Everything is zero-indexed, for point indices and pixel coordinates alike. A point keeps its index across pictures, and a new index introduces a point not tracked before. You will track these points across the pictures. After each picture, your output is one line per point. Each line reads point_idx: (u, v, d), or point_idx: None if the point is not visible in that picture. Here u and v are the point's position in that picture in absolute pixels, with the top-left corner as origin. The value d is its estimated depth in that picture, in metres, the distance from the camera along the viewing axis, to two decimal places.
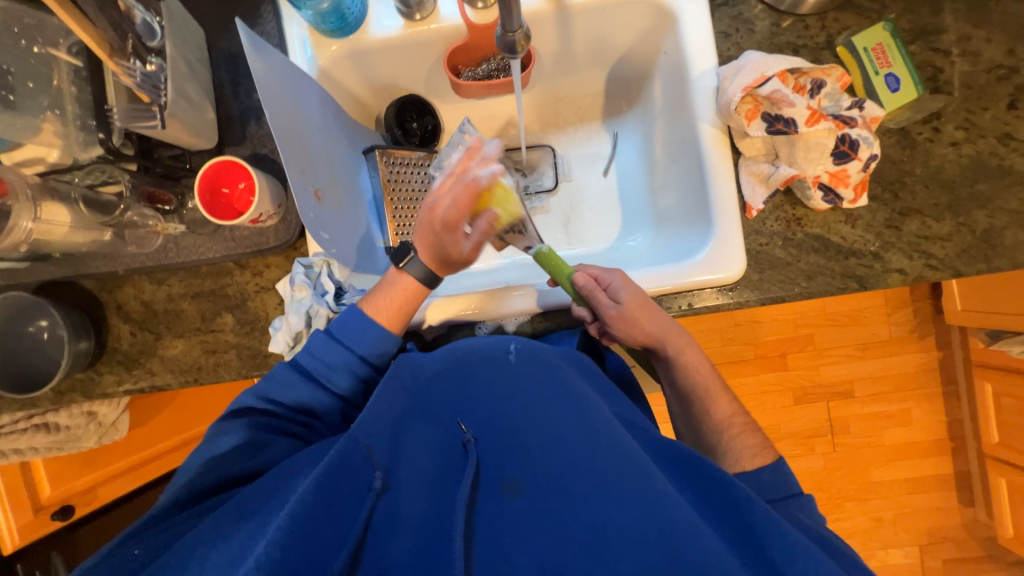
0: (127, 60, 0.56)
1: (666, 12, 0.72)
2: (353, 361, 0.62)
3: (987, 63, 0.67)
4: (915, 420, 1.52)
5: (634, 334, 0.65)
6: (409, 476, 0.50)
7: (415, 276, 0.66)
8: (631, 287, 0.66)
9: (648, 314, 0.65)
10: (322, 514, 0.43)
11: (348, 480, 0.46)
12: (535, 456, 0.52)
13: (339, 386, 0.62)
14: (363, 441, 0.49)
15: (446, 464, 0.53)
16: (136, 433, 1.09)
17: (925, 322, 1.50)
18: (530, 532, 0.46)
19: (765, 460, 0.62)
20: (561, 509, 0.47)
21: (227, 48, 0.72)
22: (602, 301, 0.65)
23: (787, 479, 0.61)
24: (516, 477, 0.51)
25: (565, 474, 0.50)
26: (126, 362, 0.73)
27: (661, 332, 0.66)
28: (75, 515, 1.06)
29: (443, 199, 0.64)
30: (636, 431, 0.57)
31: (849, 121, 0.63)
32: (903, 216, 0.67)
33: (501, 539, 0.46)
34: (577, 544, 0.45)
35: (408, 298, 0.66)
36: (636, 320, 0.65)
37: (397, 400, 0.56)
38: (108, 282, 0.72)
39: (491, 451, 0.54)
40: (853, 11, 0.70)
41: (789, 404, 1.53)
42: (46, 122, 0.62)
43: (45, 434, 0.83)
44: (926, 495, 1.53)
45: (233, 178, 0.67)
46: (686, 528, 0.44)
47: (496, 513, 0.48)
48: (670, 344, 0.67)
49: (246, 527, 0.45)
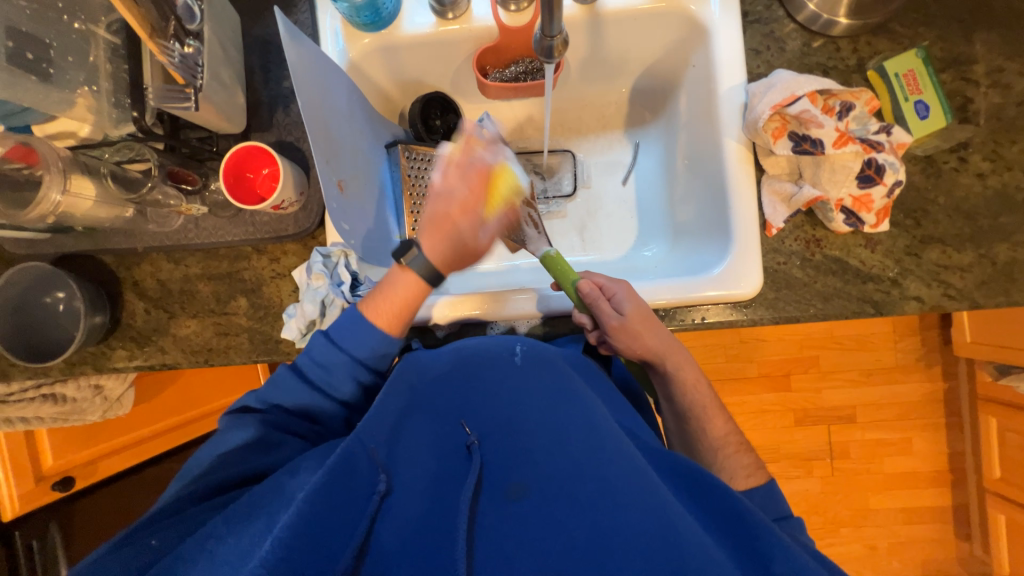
0: (167, 41, 0.56)
1: (698, 25, 0.72)
2: (364, 358, 0.62)
3: (1018, 96, 0.67)
4: (916, 449, 1.51)
5: (633, 346, 0.65)
6: (412, 479, 0.50)
7: (417, 273, 0.63)
8: (635, 300, 0.66)
9: (650, 328, 0.65)
10: (326, 515, 0.43)
11: (352, 479, 0.46)
12: (538, 462, 0.52)
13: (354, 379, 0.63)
14: (367, 442, 0.49)
15: (449, 466, 0.52)
16: (139, 411, 1.10)
17: (933, 352, 1.49)
18: (534, 540, 0.46)
19: (758, 481, 0.63)
20: (564, 515, 0.47)
21: (260, 35, 0.72)
22: (605, 310, 0.64)
23: (775, 499, 0.61)
24: (519, 480, 0.51)
25: (569, 482, 0.49)
26: (138, 339, 0.73)
27: (662, 347, 0.65)
28: (75, 487, 1.07)
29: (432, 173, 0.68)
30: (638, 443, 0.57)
31: (876, 145, 0.63)
32: (924, 244, 0.67)
33: (502, 542, 0.46)
34: (580, 551, 0.45)
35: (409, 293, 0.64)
36: (638, 333, 0.64)
37: (401, 396, 0.56)
38: (127, 258, 0.73)
39: (494, 454, 0.54)
40: (885, 36, 0.70)
41: (790, 425, 1.52)
42: (81, 97, 0.63)
43: (52, 404, 0.84)
44: (923, 525, 1.51)
45: (257, 163, 0.68)
46: (688, 536, 0.43)
47: (499, 518, 0.48)
48: (668, 360, 0.66)
49: (253, 527, 0.45)
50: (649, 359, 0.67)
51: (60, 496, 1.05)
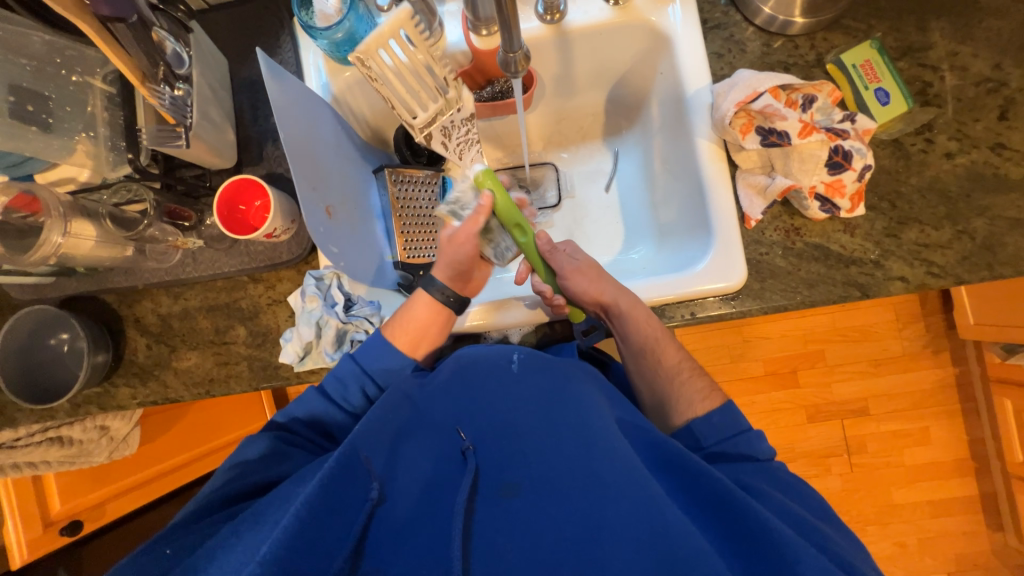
0: (157, 85, 0.60)
1: (660, 35, 0.76)
2: (368, 371, 0.63)
3: (975, 77, 0.70)
4: (934, 438, 1.48)
5: (587, 291, 0.68)
6: (410, 486, 0.52)
7: (433, 296, 0.67)
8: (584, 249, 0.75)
9: (602, 276, 0.69)
10: (320, 520, 0.45)
11: (346, 485, 0.48)
12: (532, 460, 0.53)
13: (362, 374, 0.63)
14: (360, 449, 0.51)
15: (446, 471, 0.53)
16: (146, 451, 1.10)
17: (938, 337, 1.48)
18: (527, 535, 0.48)
19: (714, 403, 0.64)
20: (557, 510, 0.49)
21: (248, 76, 0.76)
22: (561, 257, 0.70)
23: (735, 417, 0.62)
24: (513, 479, 0.52)
25: (561, 479, 0.51)
26: (141, 374, 0.75)
27: (616, 293, 0.67)
28: (83, 531, 1.06)
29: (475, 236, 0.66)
30: (638, 431, 0.56)
31: (841, 133, 0.65)
32: (901, 224, 0.68)
33: (496, 538, 0.48)
34: (572, 545, 0.47)
35: (429, 322, 0.67)
36: (591, 277, 0.68)
37: (399, 409, 0.57)
38: (128, 296, 0.75)
39: (490, 456, 0.54)
40: (841, 31, 0.73)
41: (802, 422, 1.50)
42: (80, 143, 0.67)
43: (59, 448, 0.85)
44: (951, 518, 1.47)
45: (250, 196, 0.71)
46: (678, 530, 0.46)
47: (494, 516, 0.50)
48: (622, 304, 0.67)
49: (259, 530, 0.47)
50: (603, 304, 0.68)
51: (70, 540, 1.04)
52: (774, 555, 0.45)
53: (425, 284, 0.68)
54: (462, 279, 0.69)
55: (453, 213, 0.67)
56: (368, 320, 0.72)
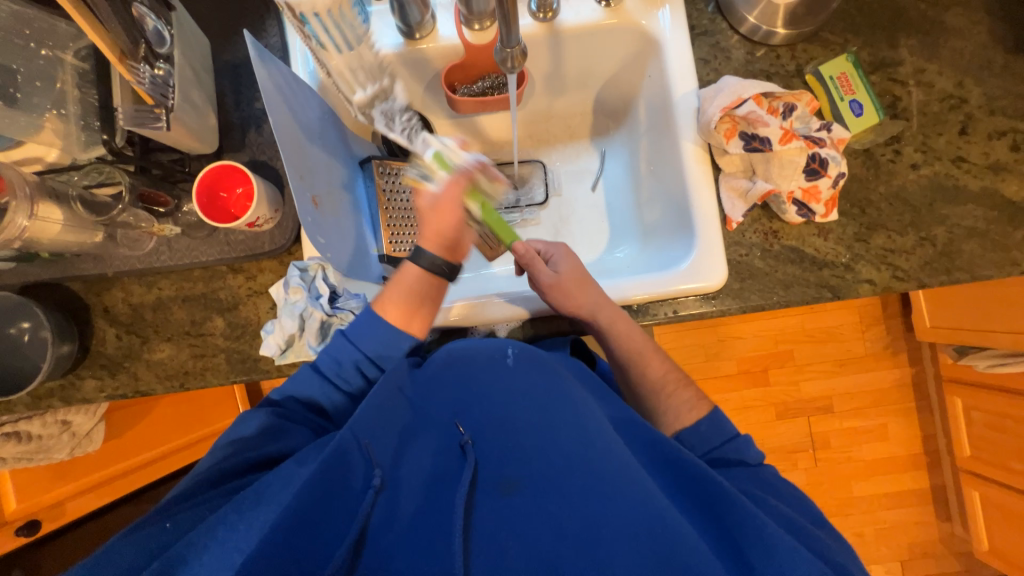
0: (137, 63, 0.57)
1: (651, 39, 0.77)
2: (356, 362, 0.61)
3: (939, 93, 0.74)
4: (891, 434, 1.57)
5: (565, 305, 0.69)
6: (409, 479, 0.52)
7: (422, 267, 0.64)
8: (570, 258, 0.73)
9: (582, 288, 0.69)
10: (320, 509, 0.46)
11: (346, 474, 0.49)
12: (532, 457, 0.54)
13: (356, 352, 0.60)
14: (360, 437, 0.51)
15: (445, 465, 0.54)
16: (109, 447, 1.05)
17: (897, 339, 1.56)
18: (527, 531, 0.49)
19: (701, 413, 0.65)
20: (555, 506, 0.51)
21: (230, 59, 0.74)
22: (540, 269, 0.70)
23: (722, 425, 0.64)
24: (511, 475, 0.53)
25: (560, 475, 0.52)
26: (109, 366, 0.71)
27: (593, 308, 0.68)
28: (42, 530, 1.03)
29: (456, 200, 0.65)
30: (634, 428, 0.58)
31: (818, 141, 0.68)
32: (870, 230, 0.72)
33: (498, 533, 0.49)
34: (570, 540, 0.48)
35: (420, 294, 0.64)
36: (569, 291, 0.68)
37: (394, 402, 0.56)
38: (96, 284, 0.72)
39: (489, 451, 0.55)
40: (819, 43, 0.76)
41: (771, 419, 1.56)
42: (48, 121, 0.64)
43: (16, 444, 0.79)
44: (905, 509, 1.56)
45: (231, 182, 0.68)
46: (675, 528, 0.48)
47: (494, 511, 0.51)
48: (599, 318, 0.68)
49: (262, 513, 0.47)
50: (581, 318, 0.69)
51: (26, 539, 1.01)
52: (763, 549, 0.48)
53: (412, 252, 0.65)
54: (453, 247, 0.66)
55: (423, 177, 0.69)
56: (353, 313, 0.70)
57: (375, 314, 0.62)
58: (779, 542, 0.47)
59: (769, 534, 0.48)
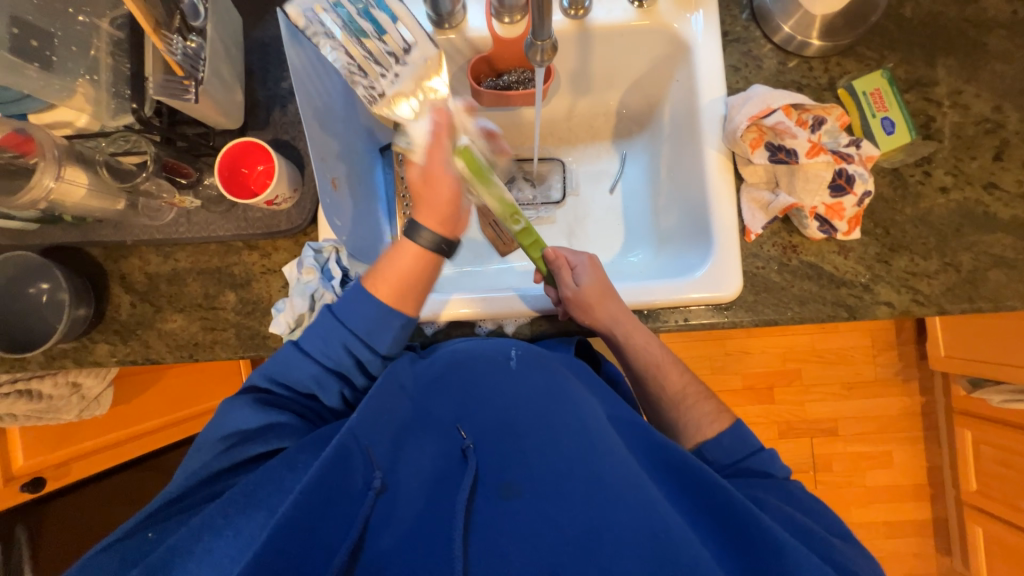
0: (170, 35, 0.59)
1: (682, 42, 0.76)
2: (354, 351, 0.59)
3: (975, 116, 0.72)
4: (896, 463, 1.54)
5: (584, 318, 0.68)
6: (410, 482, 0.52)
7: (421, 244, 0.60)
8: (597, 268, 0.70)
9: (603, 303, 0.67)
10: (320, 510, 0.45)
11: (347, 475, 0.48)
12: (534, 463, 0.54)
13: (344, 330, 0.58)
14: (361, 438, 0.51)
15: (447, 469, 0.54)
16: (116, 413, 1.07)
17: (910, 366, 1.53)
18: (529, 536, 0.49)
19: (723, 425, 0.64)
20: (556, 512, 0.50)
21: (261, 37, 0.74)
22: (564, 280, 0.69)
23: (739, 435, 0.62)
24: (513, 479, 0.53)
25: (561, 481, 0.52)
26: (122, 333, 0.73)
27: (609, 323, 0.67)
28: (46, 489, 1.02)
29: (445, 163, 0.61)
30: (638, 433, 0.57)
31: (846, 157, 0.67)
32: (892, 251, 0.70)
33: (497, 538, 0.49)
34: (572, 548, 0.48)
35: (416, 270, 0.60)
36: (589, 305, 0.67)
37: (397, 403, 0.57)
38: (115, 251, 0.73)
39: (491, 455, 0.55)
40: (854, 58, 0.75)
41: (774, 437, 1.54)
42: (80, 86, 0.64)
43: (27, 402, 0.81)
44: (904, 539, 1.53)
45: (253, 159, 0.69)
46: (678, 534, 0.47)
47: (496, 515, 0.51)
48: (614, 331, 0.68)
49: (254, 519, 0.48)
50: (597, 330, 0.69)
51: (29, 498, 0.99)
52: (773, 563, 0.47)
53: (408, 230, 0.61)
54: (450, 223, 0.61)
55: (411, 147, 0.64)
56: None
57: (365, 288, 0.59)
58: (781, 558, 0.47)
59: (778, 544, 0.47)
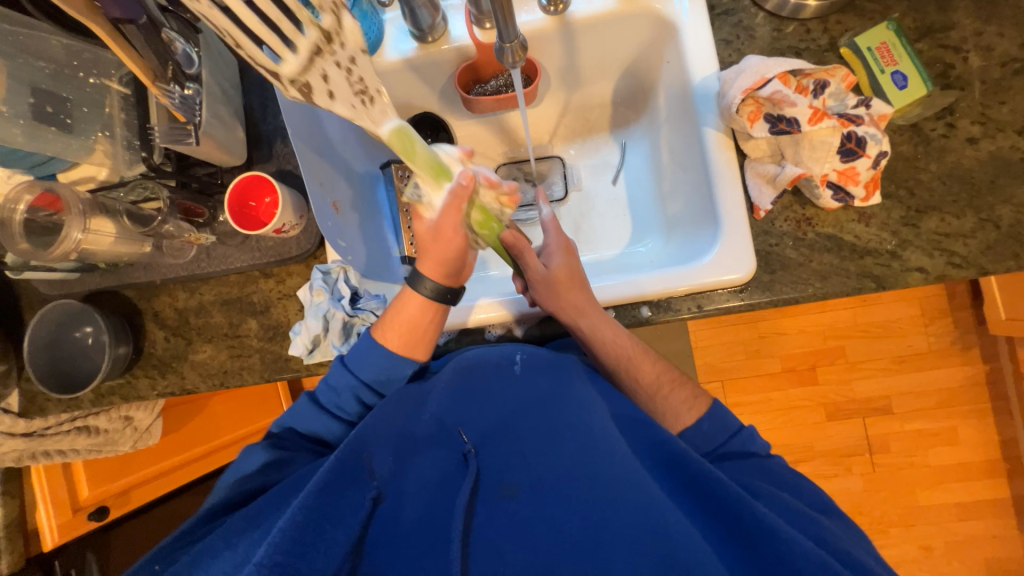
0: (167, 84, 0.62)
1: (666, 23, 0.74)
2: (355, 389, 0.61)
3: (1001, 57, 0.66)
4: (962, 439, 1.42)
5: (551, 302, 0.66)
6: (410, 487, 0.54)
7: (426, 295, 0.62)
8: (569, 256, 0.70)
9: (570, 287, 0.66)
10: (321, 518, 0.47)
11: (347, 486, 0.51)
12: (532, 463, 0.55)
13: (355, 381, 0.61)
14: (361, 449, 0.53)
15: (447, 471, 0.56)
16: (168, 441, 1.14)
17: (967, 332, 1.41)
18: (527, 535, 0.50)
19: (699, 411, 0.64)
20: (553, 511, 0.51)
21: (256, 75, 0.78)
22: (529, 262, 0.67)
23: (725, 421, 0.63)
24: (512, 480, 0.54)
25: (560, 482, 0.53)
26: (160, 366, 0.77)
27: (582, 306, 0.66)
28: (109, 516, 1.10)
29: (459, 225, 0.59)
30: (642, 429, 0.58)
31: (855, 119, 0.63)
32: (920, 213, 0.65)
33: (496, 538, 0.50)
34: (568, 544, 0.49)
35: (420, 319, 0.62)
36: (558, 289, 0.66)
37: (399, 411, 0.59)
38: (147, 291, 0.78)
39: (491, 458, 0.56)
40: (854, 13, 0.70)
41: (822, 421, 1.45)
42: (98, 143, 0.70)
43: (86, 437, 0.87)
44: (980, 522, 1.41)
45: (260, 193, 0.72)
46: (677, 530, 0.47)
47: (493, 517, 0.52)
48: (584, 321, 0.66)
49: (254, 536, 0.49)
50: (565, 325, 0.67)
51: (96, 525, 1.08)
52: (773, 557, 0.46)
53: (411, 280, 0.62)
54: (453, 273, 0.62)
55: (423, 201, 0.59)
56: (375, 313, 0.72)
57: (375, 338, 0.62)
58: (794, 547, 0.46)
59: (776, 533, 0.46)
